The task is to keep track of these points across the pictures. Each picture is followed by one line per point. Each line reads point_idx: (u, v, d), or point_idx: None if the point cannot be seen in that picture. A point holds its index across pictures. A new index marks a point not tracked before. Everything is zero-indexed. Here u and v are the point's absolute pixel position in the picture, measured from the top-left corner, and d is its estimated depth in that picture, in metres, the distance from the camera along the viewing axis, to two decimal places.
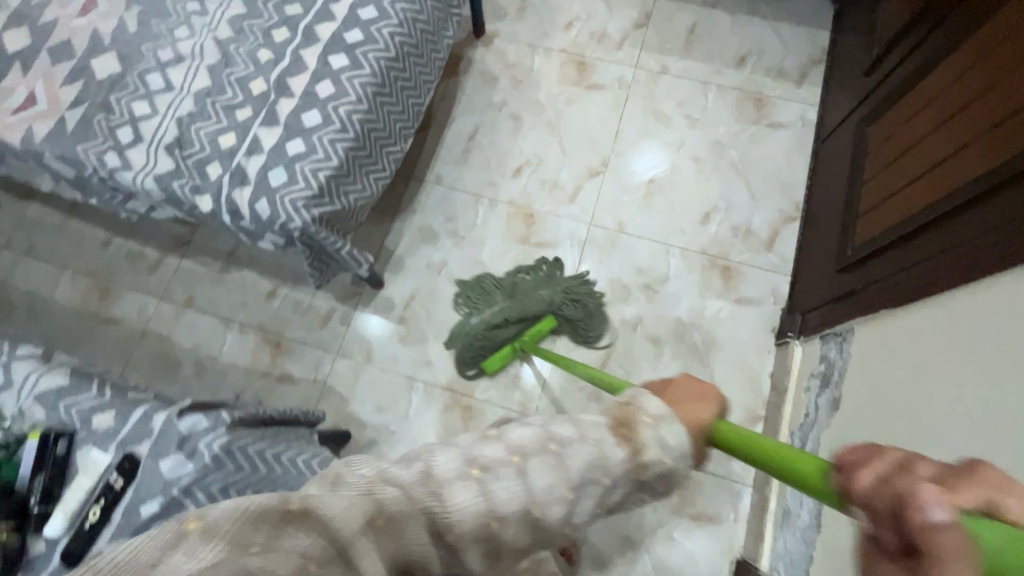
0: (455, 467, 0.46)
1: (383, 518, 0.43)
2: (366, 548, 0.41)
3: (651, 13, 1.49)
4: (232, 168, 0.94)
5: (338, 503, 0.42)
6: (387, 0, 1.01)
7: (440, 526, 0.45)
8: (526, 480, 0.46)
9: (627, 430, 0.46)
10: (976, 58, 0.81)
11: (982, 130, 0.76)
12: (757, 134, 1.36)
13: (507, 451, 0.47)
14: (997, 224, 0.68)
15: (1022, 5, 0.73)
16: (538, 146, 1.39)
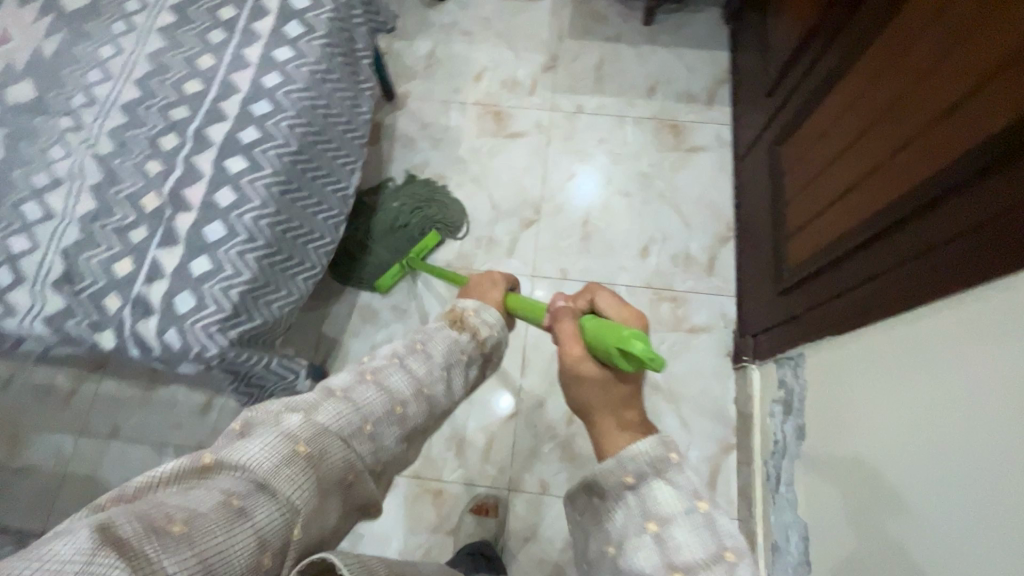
0: (351, 376, 0.63)
1: (305, 446, 0.50)
2: (290, 471, 0.47)
3: (558, 55, 1.51)
4: (132, 298, 0.85)
5: (253, 445, 0.48)
6: (280, 91, 0.96)
7: (358, 417, 0.57)
8: (407, 370, 0.65)
9: (457, 321, 0.74)
10: (871, 83, 0.84)
11: (889, 155, 0.78)
12: (679, 160, 1.38)
13: (387, 357, 0.67)
14: (939, 237, 0.65)
15: (908, 31, 0.76)
16: (468, 204, 1.36)
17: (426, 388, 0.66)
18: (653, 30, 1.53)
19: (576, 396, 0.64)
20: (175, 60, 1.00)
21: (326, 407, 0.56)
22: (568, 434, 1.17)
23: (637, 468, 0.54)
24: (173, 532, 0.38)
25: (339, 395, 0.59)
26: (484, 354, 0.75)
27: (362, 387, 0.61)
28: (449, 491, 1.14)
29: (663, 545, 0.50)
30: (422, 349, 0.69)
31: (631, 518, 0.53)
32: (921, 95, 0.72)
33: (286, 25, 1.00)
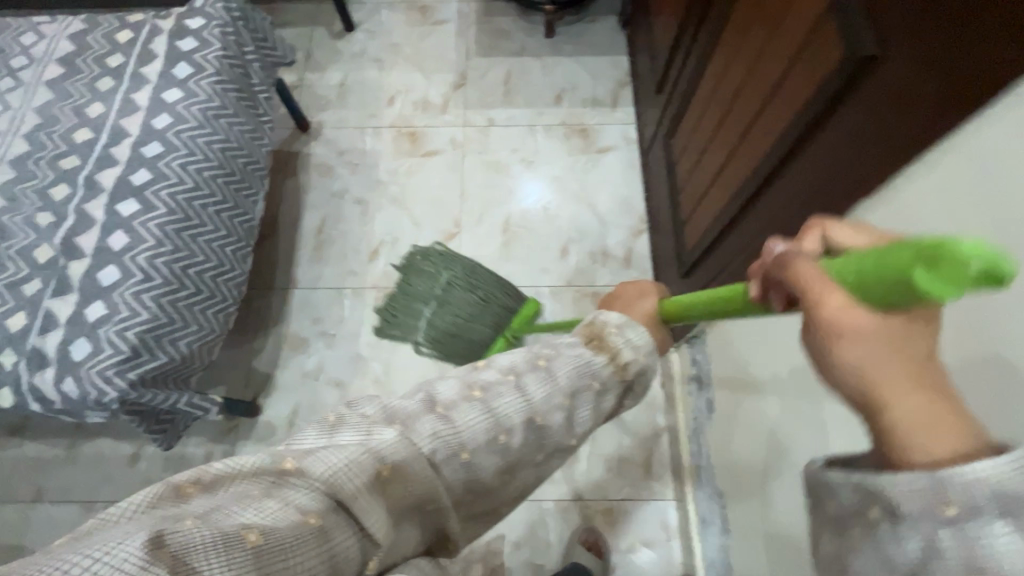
0: (457, 391, 0.53)
1: (383, 470, 0.45)
2: (361, 500, 0.43)
3: (467, 72, 1.56)
4: (26, 352, 0.83)
5: (335, 458, 0.43)
6: (170, 131, 0.97)
7: (459, 441, 0.50)
8: (523, 391, 0.54)
9: (599, 341, 0.60)
10: (722, 68, 0.89)
11: (741, 133, 0.82)
12: (590, 162, 1.44)
13: (500, 371, 0.55)
14: (837, 155, 0.58)
15: (740, 18, 0.81)
16: (390, 224, 1.38)
17: (540, 415, 0.54)
18: (556, 41, 1.60)
19: (840, 376, 0.35)
20: (64, 111, 1.00)
21: (428, 421, 0.49)
22: None
23: (963, 493, 0.28)
24: (246, 543, 0.35)
25: (440, 411, 0.51)
26: (623, 382, 0.60)
27: (469, 405, 0.52)
28: None
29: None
30: (546, 366, 0.56)
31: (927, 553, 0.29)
32: (770, 45, 0.72)
33: (174, 66, 1.02)
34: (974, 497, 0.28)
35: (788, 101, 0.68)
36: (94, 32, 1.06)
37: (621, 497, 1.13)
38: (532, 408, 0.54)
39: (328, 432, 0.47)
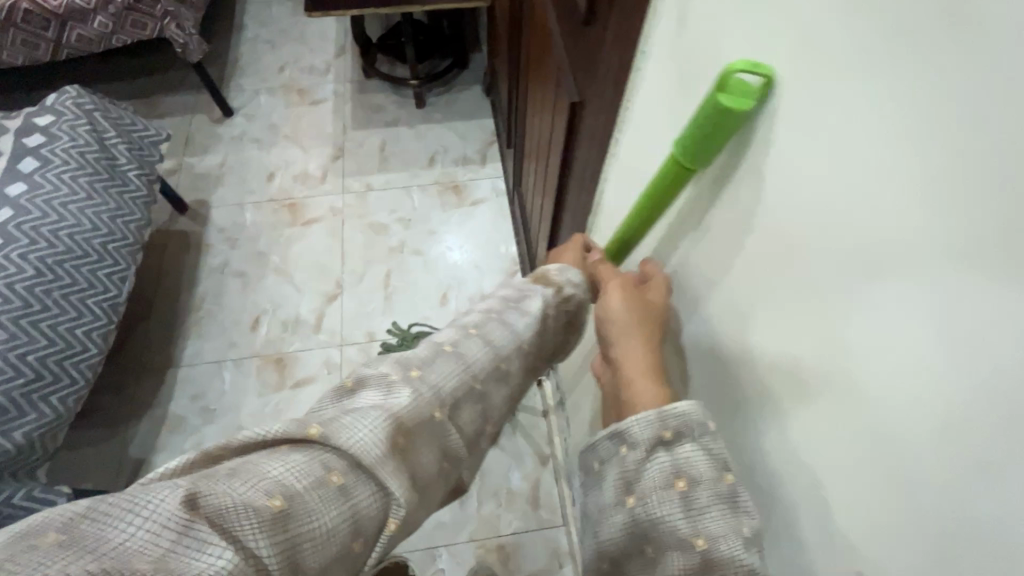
0: (452, 331, 0.44)
1: (402, 439, 0.36)
2: (386, 470, 0.34)
3: (345, 144, 1.67)
4: None
5: (360, 420, 0.35)
6: (10, 223, 0.97)
7: (468, 377, 0.41)
8: (509, 324, 0.45)
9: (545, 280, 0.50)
10: (532, 108, 1.01)
11: (547, 157, 0.92)
12: (464, 213, 1.55)
13: (479, 311, 0.47)
14: (587, 137, 0.64)
15: (531, 65, 0.94)
16: (273, 292, 1.41)
17: (529, 342, 0.46)
18: (426, 110, 1.75)
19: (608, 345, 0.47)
20: None
21: (439, 364, 0.41)
22: None
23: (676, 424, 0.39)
24: (269, 510, 0.30)
25: (447, 351, 0.42)
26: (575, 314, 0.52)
27: (469, 339, 0.43)
28: None
29: (689, 513, 0.37)
30: (521, 302, 0.47)
31: (659, 475, 0.39)
32: (546, 87, 0.83)
33: (20, 161, 1.04)
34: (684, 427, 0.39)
35: (558, 126, 0.77)
36: None
37: (512, 530, 1.15)
38: (520, 337, 0.45)
39: (345, 398, 0.38)
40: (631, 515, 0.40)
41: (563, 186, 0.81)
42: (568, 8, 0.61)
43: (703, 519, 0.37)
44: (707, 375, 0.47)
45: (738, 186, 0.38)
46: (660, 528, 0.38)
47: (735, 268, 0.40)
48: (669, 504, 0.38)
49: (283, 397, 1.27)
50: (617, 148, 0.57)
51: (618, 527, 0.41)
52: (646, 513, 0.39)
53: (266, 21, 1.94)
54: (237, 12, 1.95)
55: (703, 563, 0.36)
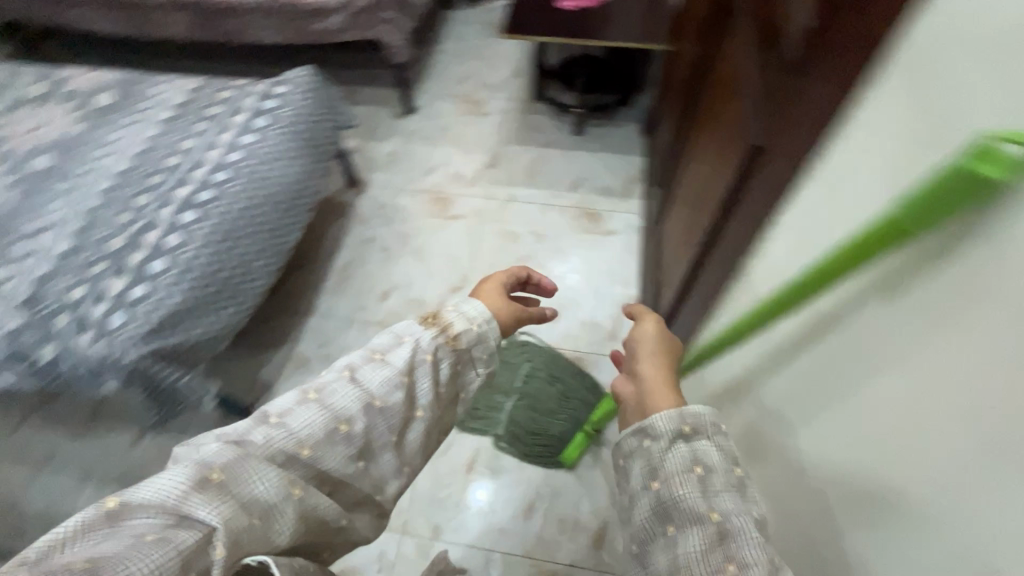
0: (293, 399, 0.56)
1: (218, 475, 0.48)
2: (198, 502, 0.45)
3: (499, 155, 1.80)
4: (77, 316, 1.01)
5: (158, 483, 0.46)
6: (235, 165, 1.20)
7: (294, 442, 0.53)
8: (357, 382, 0.58)
9: (434, 318, 0.64)
10: (694, 157, 1.03)
11: (699, 206, 0.93)
12: (594, 241, 1.59)
13: (336, 372, 0.59)
14: (760, 191, 0.64)
15: (705, 116, 0.97)
16: (408, 271, 1.55)
17: (378, 400, 0.57)
18: (581, 138, 1.83)
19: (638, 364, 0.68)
20: (164, 143, 1.27)
21: (261, 431, 0.52)
22: (465, 482, 1.22)
23: (693, 419, 0.55)
24: (82, 565, 0.40)
25: (272, 421, 0.53)
26: (457, 353, 0.64)
27: (303, 408, 0.55)
28: None
29: (704, 491, 0.50)
30: (380, 357, 0.60)
31: (680, 462, 0.53)
32: (716, 138, 0.85)
33: (255, 119, 1.28)
34: (697, 422, 0.55)
35: (724, 173, 0.78)
36: (205, 90, 1.37)
37: (571, 561, 1.12)
38: (370, 395, 0.57)
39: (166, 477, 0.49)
40: (657, 497, 0.52)
41: (714, 233, 0.80)
42: (772, 62, 0.63)
43: (716, 499, 0.50)
44: (894, 457, 0.41)
45: (971, 258, 0.33)
46: (679, 506, 0.50)
47: (945, 349, 0.35)
48: (690, 487, 0.51)
49: None
50: (807, 188, 0.54)
51: (645, 509, 0.53)
52: (668, 493, 0.51)
53: (458, 38, 2.17)
54: (436, 27, 2.21)
55: (714, 533, 0.48)
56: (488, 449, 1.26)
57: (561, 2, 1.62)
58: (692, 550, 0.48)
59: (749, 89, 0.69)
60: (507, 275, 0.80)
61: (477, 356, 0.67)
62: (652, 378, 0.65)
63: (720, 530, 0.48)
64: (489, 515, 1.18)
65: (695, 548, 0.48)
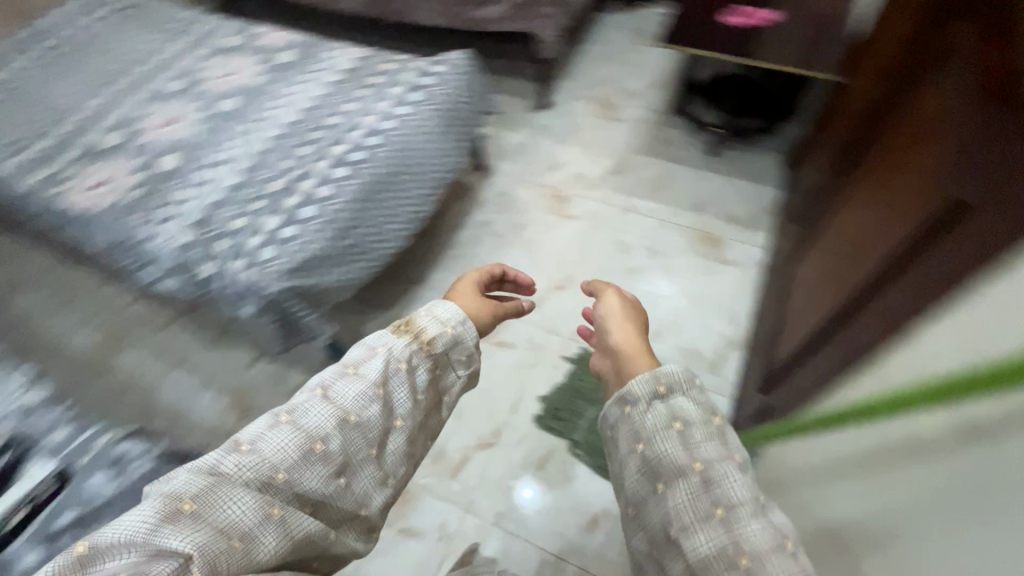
0: (264, 423, 0.56)
1: (189, 507, 0.48)
2: (171, 533, 0.46)
3: (625, 164, 1.77)
4: (235, 244, 1.14)
5: (124, 523, 0.47)
6: (387, 133, 1.29)
7: (267, 466, 0.53)
8: (329, 397, 0.58)
9: (406, 325, 0.67)
10: (854, 202, 0.95)
11: (851, 256, 0.86)
12: (709, 268, 1.52)
13: (307, 391, 0.60)
14: (921, 265, 0.59)
15: (880, 161, 0.89)
16: (516, 260, 1.57)
17: (354, 415, 0.58)
18: (714, 161, 1.76)
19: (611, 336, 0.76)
20: (330, 103, 1.38)
21: (230, 459, 0.52)
22: (533, 478, 1.23)
23: (668, 377, 0.62)
24: None
25: (242, 449, 0.53)
26: (433, 357, 0.67)
27: (275, 432, 0.55)
28: (414, 492, 1.22)
29: (686, 444, 0.58)
30: (355, 371, 0.61)
31: (660, 419, 0.60)
32: (892, 188, 0.78)
33: (411, 93, 1.37)
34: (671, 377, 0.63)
35: (894, 230, 0.72)
36: (371, 60, 1.48)
37: None
38: (343, 408, 0.58)
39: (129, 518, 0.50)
40: (643, 458, 0.59)
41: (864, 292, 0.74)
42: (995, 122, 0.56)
43: (699, 450, 0.57)
44: None
45: None
46: (662, 461, 0.58)
47: None
48: (673, 443, 0.58)
49: (485, 349, 1.41)
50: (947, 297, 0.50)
51: (633, 469, 0.60)
52: (652, 451, 0.59)
53: (604, 43, 2.16)
54: (585, 29, 2.21)
55: (700, 480, 0.55)
56: (563, 452, 1.25)
57: (725, 18, 1.56)
58: (680, 504, 0.55)
59: (959, 146, 0.62)
60: (475, 275, 0.87)
61: (457, 357, 0.70)
62: (626, 344, 0.73)
63: (703, 476, 0.55)
64: (551, 517, 1.18)
65: (683, 499, 0.55)
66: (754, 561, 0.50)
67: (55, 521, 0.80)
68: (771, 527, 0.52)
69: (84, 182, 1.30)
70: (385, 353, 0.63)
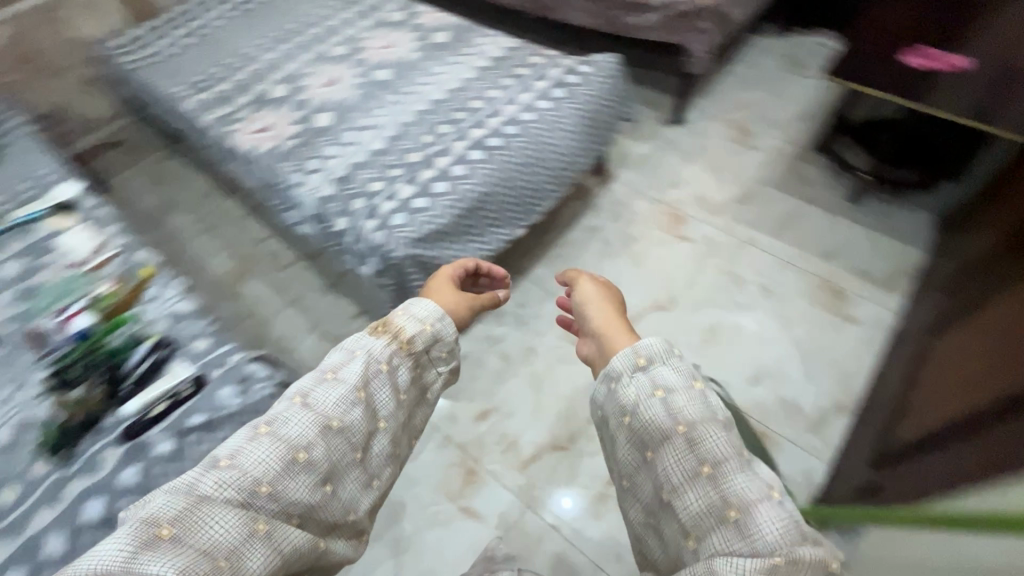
0: (243, 437, 0.58)
1: (168, 532, 0.50)
2: (152, 557, 0.48)
3: (752, 195, 1.68)
4: (370, 205, 1.21)
5: (109, 546, 0.49)
6: (526, 124, 1.32)
7: (249, 481, 0.54)
8: (308, 404, 0.60)
9: (384, 326, 0.68)
10: None
11: (1015, 342, 0.77)
12: (827, 322, 1.41)
13: (285, 402, 0.61)
14: None
15: None
16: (620, 271, 1.54)
17: (335, 421, 0.59)
18: (853, 208, 1.62)
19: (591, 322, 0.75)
20: (476, 87, 1.43)
21: (208, 477, 0.54)
22: (601, 492, 1.21)
23: (646, 350, 0.63)
24: None
25: (222, 466, 0.55)
26: (415, 356, 0.68)
27: (255, 444, 0.56)
28: (481, 475, 1.24)
29: (670, 410, 0.59)
30: (332, 377, 0.62)
31: (642, 388, 0.61)
32: None
33: (554, 89, 1.39)
34: (646, 348, 0.63)
35: None
36: (520, 52, 1.52)
37: None
38: (325, 415, 0.59)
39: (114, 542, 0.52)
40: (628, 426, 0.61)
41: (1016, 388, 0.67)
42: None
43: (682, 413, 0.58)
44: None
45: None
46: (646, 428, 0.59)
47: None
48: (656, 410, 0.59)
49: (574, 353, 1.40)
50: None
51: (624, 438, 0.62)
52: (636, 417, 0.60)
53: (753, 66, 2.05)
54: (735, 48, 2.12)
55: (684, 443, 0.57)
56: None
57: (908, 58, 1.42)
58: (671, 472, 0.57)
59: None
60: (452, 270, 0.88)
61: (437, 354, 0.71)
62: (606, 327, 0.72)
63: (687, 439, 0.57)
64: (612, 536, 1.15)
65: (670, 462, 0.57)
66: (743, 510, 0.52)
67: (189, 419, 0.90)
68: (757, 479, 0.54)
69: (249, 125, 1.44)
70: (363, 358, 0.64)
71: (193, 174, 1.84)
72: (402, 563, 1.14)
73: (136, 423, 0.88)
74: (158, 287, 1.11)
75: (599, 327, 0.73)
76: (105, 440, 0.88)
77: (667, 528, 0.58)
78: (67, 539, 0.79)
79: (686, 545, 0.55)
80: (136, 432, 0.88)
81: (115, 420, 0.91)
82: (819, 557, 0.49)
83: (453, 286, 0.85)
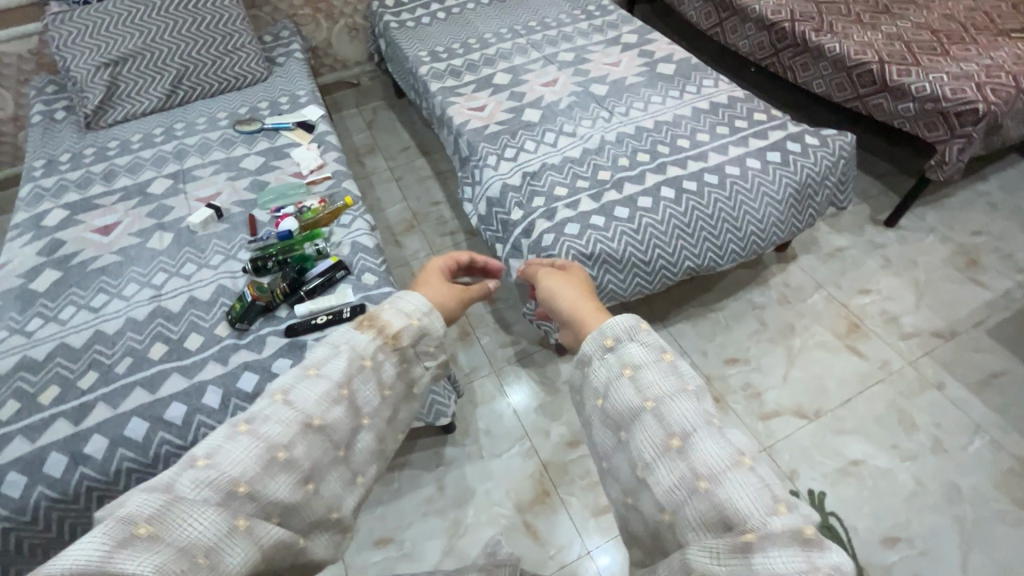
0: (221, 436, 0.50)
1: (143, 531, 0.43)
2: (126, 559, 0.41)
3: (957, 333, 1.43)
4: (550, 207, 1.24)
5: (73, 552, 0.41)
6: (729, 177, 1.26)
7: (228, 478, 0.47)
8: (291, 404, 0.52)
9: (369, 323, 0.59)
10: None
11: None
12: (1011, 514, 1.15)
13: (264, 402, 0.53)
14: None
15: None
16: (768, 360, 1.41)
17: (318, 420, 0.53)
18: None
19: (557, 307, 0.65)
20: (687, 126, 1.40)
21: (186, 477, 0.47)
22: None
23: (610, 329, 0.55)
24: None
25: (199, 463, 0.48)
26: (400, 352, 0.60)
27: (233, 443, 0.49)
28: (553, 499, 1.21)
29: (639, 386, 0.51)
30: (312, 375, 0.55)
31: (612, 367, 0.53)
32: None
33: (771, 151, 1.31)
34: (611, 326, 0.55)
35: None
36: (744, 104, 1.45)
37: None
38: (308, 412, 0.52)
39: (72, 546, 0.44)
40: (598, 407, 0.54)
41: None
42: None
43: (651, 388, 0.51)
44: None
45: None
46: (618, 411, 0.52)
47: None
48: (626, 389, 0.52)
49: None
50: None
51: (597, 422, 0.55)
52: (608, 398, 0.53)
53: (1008, 190, 1.75)
54: (990, 165, 1.82)
55: (656, 423, 0.49)
56: None
57: None
58: (641, 451, 0.49)
59: None
60: (442, 259, 0.76)
61: (425, 350, 0.62)
62: (574, 305, 0.63)
63: (657, 414, 0.49)
64: None
65: (640, 439, 0.49)
66: (714, 482, 0.45)
67: None
68: (725, 443, 0.47)
69: (466, 101, 1.55)
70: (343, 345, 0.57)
71: (401, 129, 2.05)
72: (452, 547, 1.15)
73: (300, 324, 1.00)
74: (351, 216, 1.24)
75: (566, 311, 0.63)
76: (274, 328, 1.02)
77: (641, 508, 0.50)
78: (222, 397, 0.93)
79: (662, 519, 0.48)
80: (297, 331, 1.00)
81: (287, 314, 1.04)
82: (797, 527, 0.43)
83: (444, 274, 0.74)
